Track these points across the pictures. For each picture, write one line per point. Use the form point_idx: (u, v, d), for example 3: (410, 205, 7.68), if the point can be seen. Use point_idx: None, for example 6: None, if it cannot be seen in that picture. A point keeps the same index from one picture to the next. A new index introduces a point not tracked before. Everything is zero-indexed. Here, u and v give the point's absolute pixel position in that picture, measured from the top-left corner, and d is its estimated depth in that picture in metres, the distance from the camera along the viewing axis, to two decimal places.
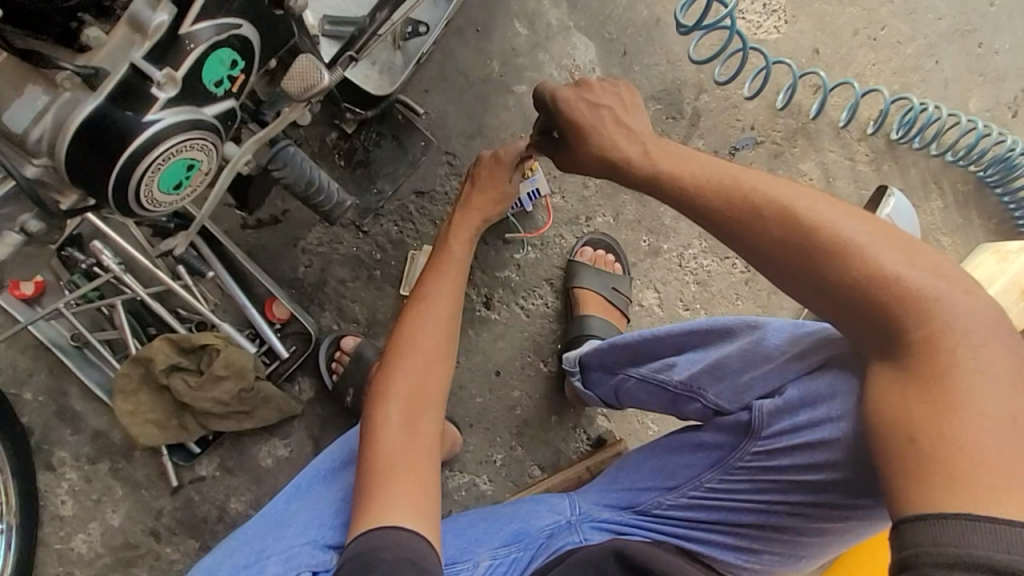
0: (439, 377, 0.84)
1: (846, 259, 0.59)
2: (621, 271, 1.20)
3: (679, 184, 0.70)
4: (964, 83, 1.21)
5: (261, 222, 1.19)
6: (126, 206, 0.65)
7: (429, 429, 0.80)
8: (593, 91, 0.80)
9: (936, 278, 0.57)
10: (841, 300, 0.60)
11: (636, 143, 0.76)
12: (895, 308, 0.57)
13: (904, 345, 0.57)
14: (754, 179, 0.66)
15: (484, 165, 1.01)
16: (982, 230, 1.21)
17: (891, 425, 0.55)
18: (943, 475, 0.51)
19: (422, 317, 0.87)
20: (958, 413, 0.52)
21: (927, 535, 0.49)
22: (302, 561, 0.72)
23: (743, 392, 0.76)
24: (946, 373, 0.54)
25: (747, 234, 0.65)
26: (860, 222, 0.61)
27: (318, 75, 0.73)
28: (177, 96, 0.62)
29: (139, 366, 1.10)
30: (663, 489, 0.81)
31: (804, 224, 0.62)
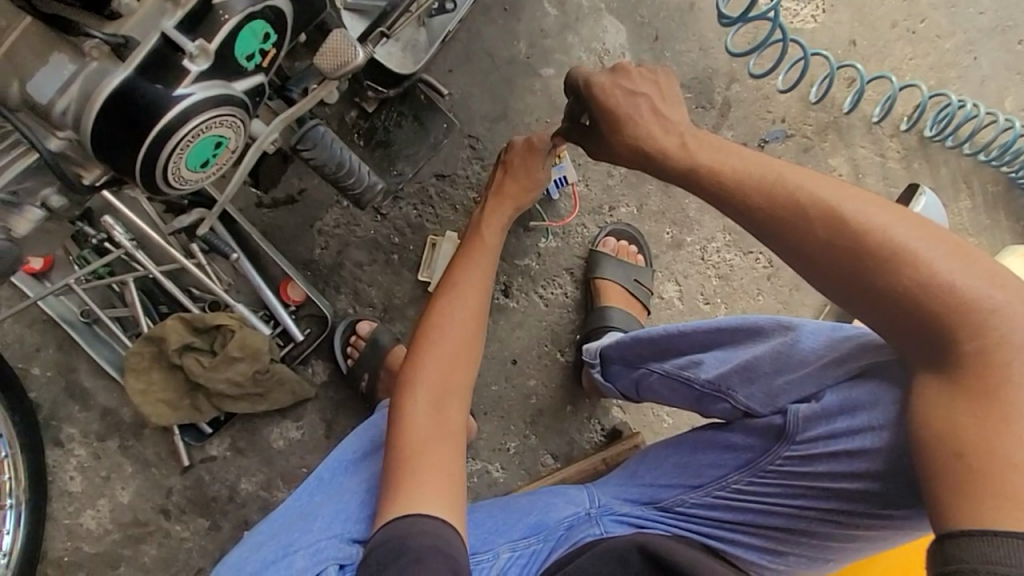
0: (467, 368, 0.83)
1: (896, 264, 0.58)
2: (643, 263, 1.19)
3: (719, 177, 0.67)
4: (1002, 81, 1.18)
5: (276, 202, 1.17)
6: (152, 184, 0.63)
7: (457, 419, 0.79)
8: (630, 79, 0.77)
9: (993, 288, 0.56)
10: (888, 306, 0.59)
11: (673, 133, 0.73)
12: (946, 317, 0.56)
13: (956, 356, 0.55)
14: (800, 175, 0.63)
15: (517, 153, 1.02)
16: (1009, 232, 1.19)
17: (938, 437, 0.54)
18: (995, 492, 0.50)
19: (452, 306, 0.86)
20: (1011, 428, 0.51)
21: (977, 553, 0.48)
22: (330, 555, 0.72)
23: (776, 396, 0.75)
24: (999, 386, 0.53)
25: (790, 233, 0.62)
26: (911, 225, 0.59)
27: (352, 51, 0.70)
28: (209, 70, 0.59)
29: (151, 345, 1.08)
30: (687, 487, 0.81)
31: (853, 225, 0.60)
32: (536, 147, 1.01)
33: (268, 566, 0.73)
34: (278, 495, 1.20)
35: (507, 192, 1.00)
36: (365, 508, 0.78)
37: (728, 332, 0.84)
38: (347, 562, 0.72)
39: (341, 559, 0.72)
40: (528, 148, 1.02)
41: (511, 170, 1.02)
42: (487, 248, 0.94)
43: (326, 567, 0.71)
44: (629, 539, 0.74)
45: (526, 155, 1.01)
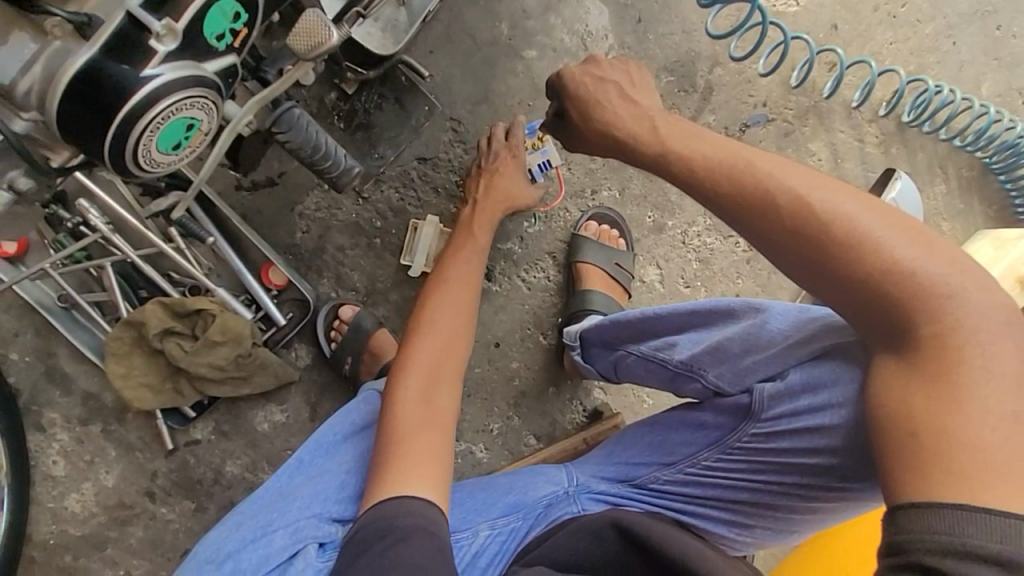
0: (455, 364, 0.86)
1: (859, 252, 0.59)
2: (625, 247, 1.20)
3: (690, 166, 0.68)
4: (979, 66, 1.19)
5: (256, 184, 1.15)
6: (125, 167, 0.62)
7: (448, 407, 0.81)
8: (599, 67, 0.79)
9: (952, 275, 0.57)
10: (852, 293, 0.60)
11: (644, 122, 0.74)
12: (905, 302, 0.58)
13: (912, 340, 0.57)
14: (769, 163, 0.64)
15: (500, 161, 1.09)
16: (982, 216, 1.21)
17: (893, 415, 0.56)
18: (942, 466, 0.51)
19: (442, 301, 0.92)
20: (961, 405, 0.53)
21: (920, 524, 0.50)
22: (309, 534, 0.75)
23: (744, 375, 0.77)
24: (952, 368, 0.55)
25: (759, 221, 0.63)
26: (876, 213, 0.60)
27: (327, 31, 0.69)
28: (178, 51, 0.58)
29: (131, 330, 1.07)
30: (660, 464, 0.84)
31: (820, 215, 0.61)
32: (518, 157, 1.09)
33: (248, 544, 0.75)
34: (264, 476, 1.21)
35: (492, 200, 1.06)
36: (344, 490, 0.79)
37: (703, 315, 0.85)
38: (326, 540, 0.75)
39: (320, 538, 0.75)
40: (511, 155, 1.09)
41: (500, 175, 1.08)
42: (475, 250, 1.01)
43: (306, 544, 0.74)
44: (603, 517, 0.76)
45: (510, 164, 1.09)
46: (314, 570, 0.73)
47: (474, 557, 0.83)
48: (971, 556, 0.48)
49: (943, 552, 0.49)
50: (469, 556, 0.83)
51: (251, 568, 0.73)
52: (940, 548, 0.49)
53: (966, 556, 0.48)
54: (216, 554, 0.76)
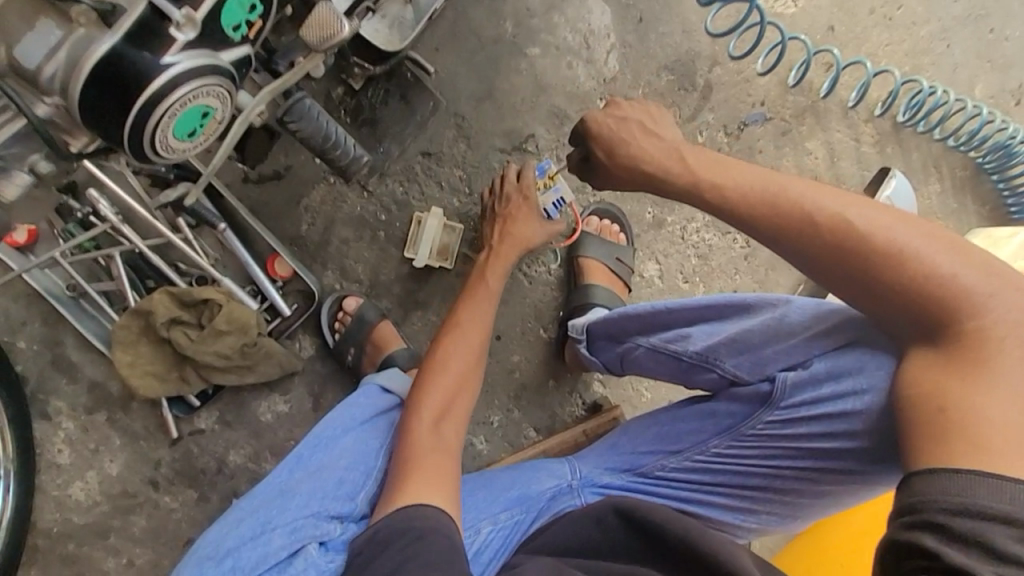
0: (465, 400, 0.88)
1: (899, 262, 0.61)
2: (625, 242, 1.22)
3: (723, 195, 0.70)
4: (972, 68, 1.22)
5: (263, 177, 1.17)
6: (141, 152, 0.64)
7: (452, 435, 0.83)
8: (620, 108, 0.79)
9: (988, 276, 0.59)
10: (893, 301, 0.62)
11: (672, 152, 0.75)
12: (946, 305, 0.60)
13: (948, 332, 0.59)
14: (801, 187, 0.67)
15: (515, 206, 1.08)
16: (976, 216, 1.24)
17: (921, 398, 0.58)
18: (962, 436, 0.54)
19: (455, 341, 0.92)
20: (993, 391, 0.55)
21: (935, 485, 0.52)
22: (308, 533, 0.76)
23: (765, 364, 0.79)
24: (987, 358, 0.56)
25: (800, 241, 0.66)
26: (912, 227, 0.62)
27: (338, 24, 0.71)
28: (196, 39, 0.60)
29: (138, 318, 1.09)
30: (666, 453, 0.86)
31: (857, 230, 0.63)
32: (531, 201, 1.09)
33: (247, 542, 0.76)
34: (267, 466, 1.22)
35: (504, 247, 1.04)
36: (342, 487, 0.81)
37: (716, 309, 0.86)
38: (326, 539, 0.76)
39: (320, 536, 0.76)
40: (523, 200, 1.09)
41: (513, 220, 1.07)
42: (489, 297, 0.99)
43: (305, 544, 0.75)
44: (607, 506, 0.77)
45: (523, 208, 1.08)
46: (316, 569, 0.74)
47: (478, 552, 0.84)
48: (985, 516, 0.50)
49: (951, 511, 0.51)
50: (473, 551, 0.84)
51: (251, 565, 0.74)
52: (952, 508, 0.51)
53: (977, 515, 0.50)
54: (216, 551, 0.76)
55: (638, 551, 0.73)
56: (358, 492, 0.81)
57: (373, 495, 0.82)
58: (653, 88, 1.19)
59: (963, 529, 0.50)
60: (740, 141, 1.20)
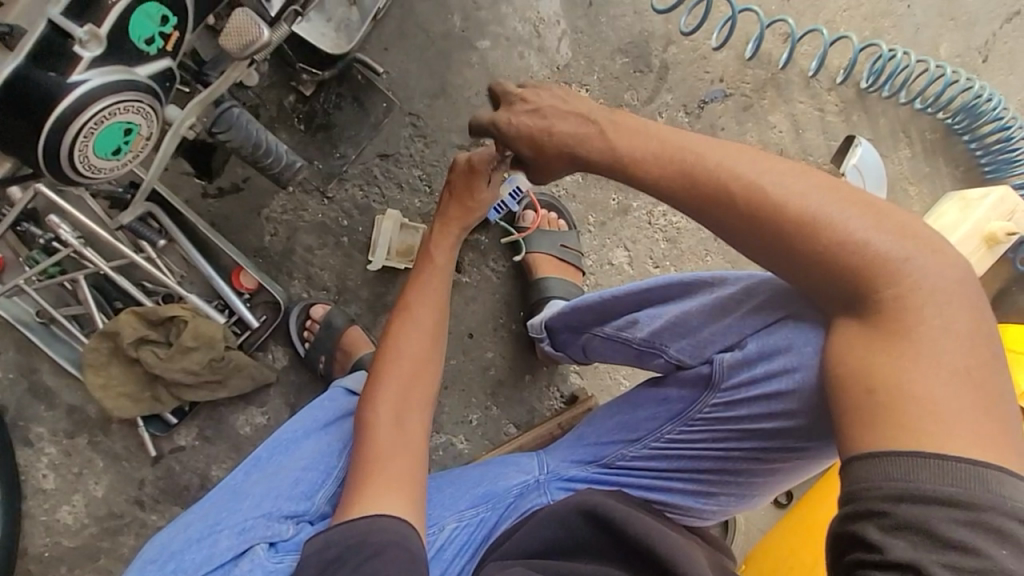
0: (427, 386, 0.86)
1: (816, 230, 0.60)
2: (566, 227, 1.20)
3: (640, 170, 0.69)
4: (935, 28, 1.19)
5: (222, 191, 1.17)
6: (62, 173, 0.63)
7: (417, 428, 0.82)
8: (529, 101, 0.76)
9: (905, 240, 0.58)
10: (816, 270, 0.60)
11: (591, 126, 0.71)
12: (865, 276, 0.58)
13: (874, 304, 0.58)
14: (718, 155, 0.65)
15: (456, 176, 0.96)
16: (949, 178, 1.21)
17: (850, 374, 0.57)
18: (893, 419, 0.53)
19: (405, 330, 0.89)
20: (916, 367, 0.54)
21: (880, 472, 0.51)
22: (257, 534, 0.76)
23: (703, 346, 0.78)
24: (910, 329, 0.56)
25: (719, 214, 0.64)
26: (827, 191, 0.61)
27: (257, 29, 0.69)
28: (103, 55, 0.59)
29: (107, 340, 1.09)
30: (625, 441, 0.85)
31: (772, 197, 0.62)
32: (477, 167, 0.94)
33: (193, 544, 0.75)
34: None
35: (450, 216, 0.97)
36: (298, 486, 0.81)
37: (658, 292, 0.86)
38: (277, 540, 0.76)
39: (271, 537, 0.76)
40: (468, 171, 0.95)
41: (455, 194, 0.97)
42: (440, 273, 0.95)
43: (254, 544, 0.75)
44: (574, 506, 0.76)
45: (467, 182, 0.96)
46: (262, 570, 0.73)
47: (441, 549, 0.84)
48: (931, 501, 0.49)
49: (894, 498, 0.50)
50: (435, 548, 0.84)
51: (193, 568, 0.73)
52: (897, 494, 0.50)
53: (921, 500, 0.49)
54: (159, 553, 0.76)
55: (596, 546, 0.73)
56: (315, 492, 0.81)
57: (332, 494, 0.82)
58: (608, 72, 1.17)
59: (906, 517, 0.49)
60: (701, 119, 1.18)
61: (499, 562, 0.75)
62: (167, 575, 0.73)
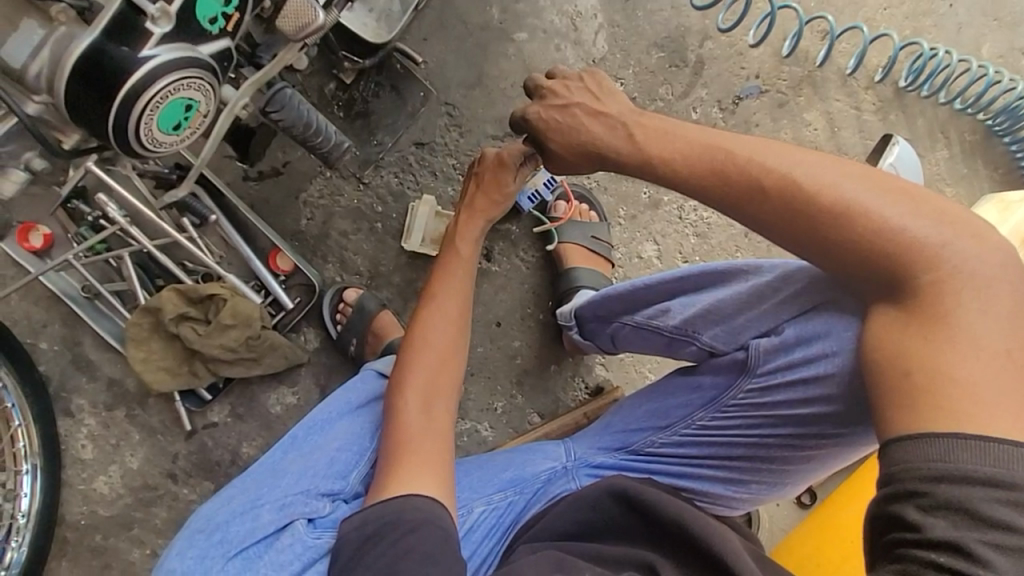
0: (455, 370, 0.88)
1: (849, 219, 0.60)
2: (597, 220, 1.21)
3: (670, 165, 0.69)
4: (978, 28, 1.18)
5: (262, 174, 1.20)
6: (128, 146, 0.66)
7: (445, 414, 0.83)
8: (559, 95, 0.78)
9: (942, 225, 0.59)
10: (850, 259, 0.61)
11: (620, 131, 0.74)
12: (903, 261, 0.58)
13: (912, 290, 0.58)
14: (748, 150, 0.66)
15: (487, 168, 0.98)
16: (987, 180, 1.20)
17: (888, 360, 0.57)
18: (935, 402, 0.53)
19: (434, 316, 0.90)
20: (953, 349, 0.54)
21: (922, 453, 0.51)
22: (296, 509, 0.79)
23: (739, 333, 0.79)
24: (948, 313, 0.55)
25: (751, 207, 0.65)
26: (859, 180, 0.62)
27: (313, 12, 0.72)
28: (172, 32, 0.62)
29: (149, 316, 1.12)
30: (656, 429, 0.85)
31: (804, 188, 0.62)
32: (506, 161, 0.97)
33: (237, 516, 0.79)
34: None
35: (478, 208, 0.98)
36: (334, 466, 0.83)
37: (692, 280, 0.86)
38: (315, 516, 0.79)
39: (309, 513, 0.79)
40: (498, 165, 0.98)
41: (483, 186, 0.99)
42: (462, 265, 0.96)
43: (294, 519, 0.78)
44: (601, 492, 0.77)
45: (495, 175, 0.98)
46: (302, 545, 0.76)
47: (469, 531, 0.85)
48: (973, 481, 0.49)
49: (933, 478, 0.50)
50: (464, 529, 0.85)
51: (237, 540, 0.77)
52: (935, 474, 0.50)
53: (964, 480, 0.49)
54: (207, 523, 0.79)
55: (632, 531, 0.74)
56: (350, 472, 0.83)
57: (365, 475, 0.84)
58: (643, 66, 1.18)
59: (946, 497, 0.50)
60: (735, 115, 1.18)
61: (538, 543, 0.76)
62: (214, 545, 0.77)
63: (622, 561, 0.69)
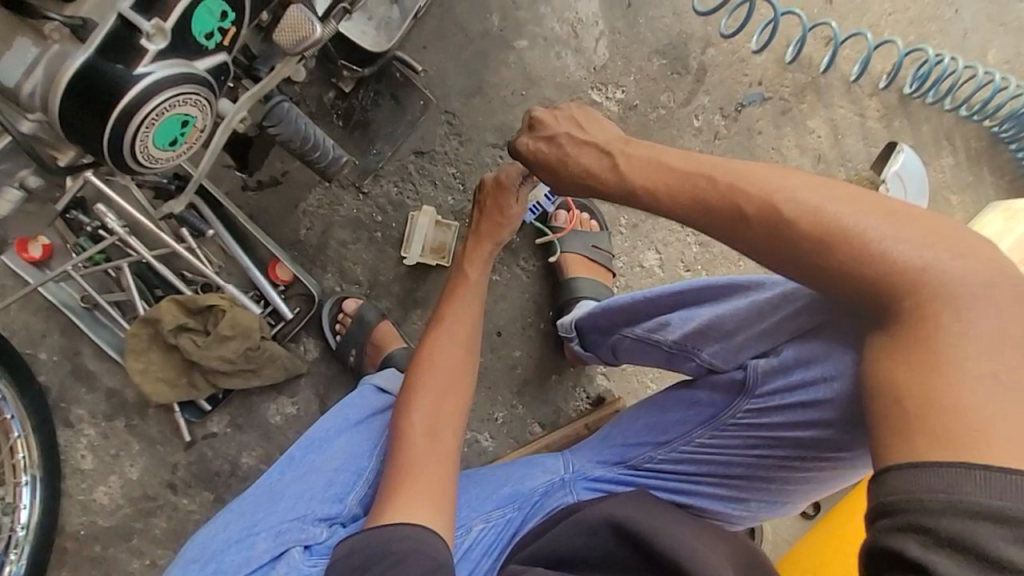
0: (460, 392, 0.87)
1: (833, 242, 0.59)
2: (598, 229, 1.20)
3: (653, 193, 0.68)
4: (983, 33, 1.17)
5: (261, 184, 1.19)
6: (125, 163, 0.65)
7: (450, 437, 0.82)
8: (545, 127, 0.77)
9: (928, 244, 0.57)
10: (836, 283, 0.60)
11: (605, 160, 0.73)
12: (890, 284, 0.57)
13: (899, 313, 0.57)
14: (729, 174, 0.65)
15: (488, 195, 0.98)
16: (994, 187, 1.18)
17: (881, 386, 0.55)
18: (930, 429, 0.51)
19: (441, 340, 0.90)
20: (957, 378, 0.51)
21: (920, 484, 0.49)
22: (293, 536, 0.78)
23: (738, 351, 0.78)
24: (938, 335, 0.54)
25: (734, 234, 0.64)
26: (843, 201, 0.60)
27: (310, 25, 0.71)
28: (167, 49, 0.62)
29: (148, 327, 1.12)
30: (653, 444, 0.84)
31: (786, 212, 0.61)
32: (505, 184, 0.96)
33: (232, 545, 0.77)
34: None
35: (484, 232, 0.97)
36: (331, 489, 0.82)
37: (692, 294, 0.85)
38: (311, 543, 0.77)
39: (305, 539, 0.77)
40: (497, 189, 0.97)
41: (485, 214, 0.98)
42: (473, 289, 0.95)
43: (290, 546, 0.77)
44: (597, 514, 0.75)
45: (498, 199, 0.97)
46: (298, 573, 0.75)
47: (467, 550, 0.84)
48: (983, 515, 0.46)
49: (937, 510, 0.48)
50: (462, 548, 0.84)
51: (233, 569, 0.75)
52: (943, 506, 0.48)
53: (974, 515, 0.47)
54: (201, 553, 0.78)
55: (623, 557, 0.72)
56: (347, 494, 0.83)
57: (363, 496, 0.84)
58: (645, 73, 1.17)
59: (951, 532, 0.47)
60: (738, 123, 1.17)
61: (522, 565, 0.75)
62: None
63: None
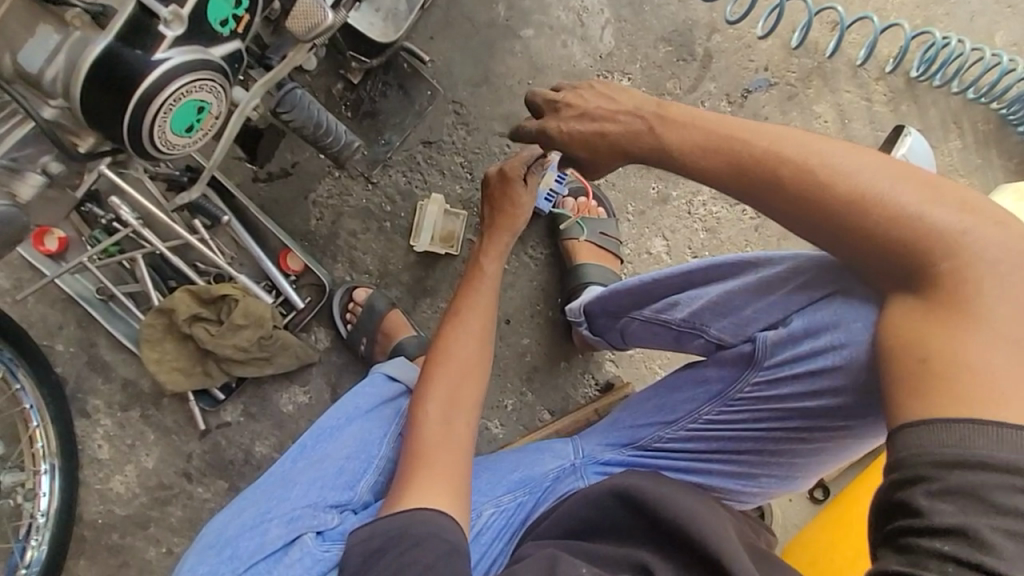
0: (475, 386, 0.87)
1: (868, 207, 0.60)
2: (605, 216, 1.21)
3: (684, 158, 0.69)
4: (990, 15, 1.17)
5: (272, 175, 1.21)
6: (144, 149, 0.67)
7: (463, 432, 0.83)
8: (574, 107, 0.77)
9: (961, 212, 0.58)
10: (868, 247, 0.61)
11: (639, 123, 0.72)
12: (921, 248, 0.58)
13: (932, 278, 0.58)
14: (765, 139, 0.65)
15: (495, 186, 0.99)
16: (1002, 170, 1.18)
17: (904, 346, 0.57)
18: (953, 388, 0.52)
19: (452, 340, 0.90)
20: (984, 341, 0.53)
21: (933, 439, 0.51)
22: (305, 522, 0.79)
23: (745, 325, 0.79)
24: (971, 302, 0.55)
25: (767, 200, 0.65)
26: (880, 169, 0.61)
27: (322, 12, 0.73)
28: (184, 35, 0.63)
29: (163, 317, 1.13)
30: (662, 424, 0.85)
31: (821, 178, 0.62)
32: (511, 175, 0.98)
33: (246, 531, 0.79)
34: None
35: (499, 223, 0.99)
36: (341, 476, 0.84)
37: (702, 273, 0.85)
38: (323, 529, 0.79)
39: (317, 526, 0.79)
40: (503, 178, 0.99)
41: (496, 205, 1.00)
42: (488, 281, 0.96)
43: (302, 533, 0.78)
44: (609, 489, 0.76)
45: (505, 189, 0.98)
46: (311, 558, 0.77)
47: (478, 533, 0.85)
48: (987, 467, 0.49)
49: (946, 465, 0.50)
50: (474, 531, 0.85)
51: (247, 555, 0.77)
52: (949, 460, 0.50)
53: (979, 467, 0.49)
54: (217, 539, 0.80)
55: (626, 523, 0.73)
56: (358, 481, 0.84)
57: (373, 483, 0.85)
58: (651, 60, 1.18)
59: (958, 483, 0.49)
60: (744, 108, 1.18)
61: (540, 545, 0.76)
62: (224, 561, 0.77)
63: (619, 561, 0.69)
